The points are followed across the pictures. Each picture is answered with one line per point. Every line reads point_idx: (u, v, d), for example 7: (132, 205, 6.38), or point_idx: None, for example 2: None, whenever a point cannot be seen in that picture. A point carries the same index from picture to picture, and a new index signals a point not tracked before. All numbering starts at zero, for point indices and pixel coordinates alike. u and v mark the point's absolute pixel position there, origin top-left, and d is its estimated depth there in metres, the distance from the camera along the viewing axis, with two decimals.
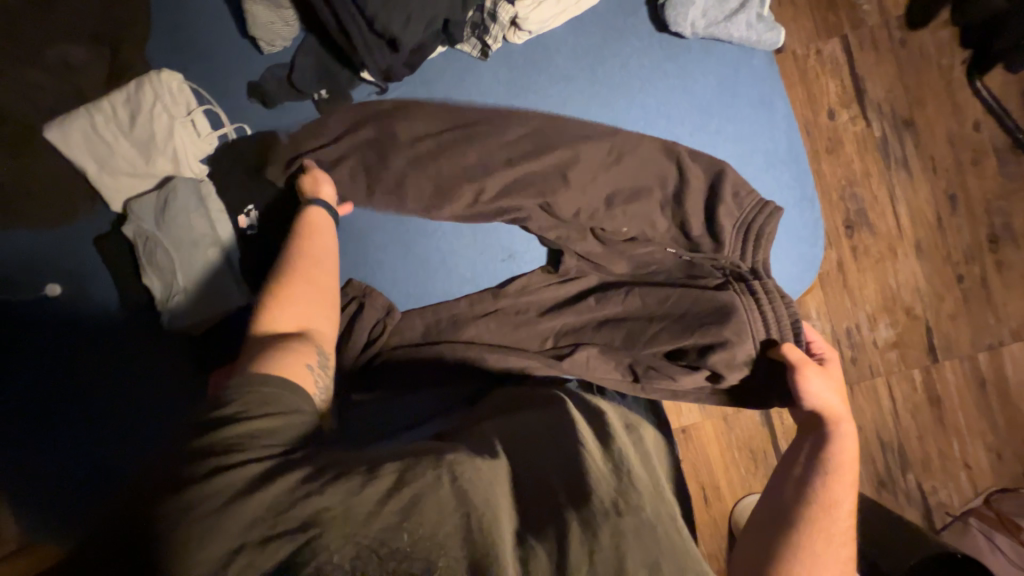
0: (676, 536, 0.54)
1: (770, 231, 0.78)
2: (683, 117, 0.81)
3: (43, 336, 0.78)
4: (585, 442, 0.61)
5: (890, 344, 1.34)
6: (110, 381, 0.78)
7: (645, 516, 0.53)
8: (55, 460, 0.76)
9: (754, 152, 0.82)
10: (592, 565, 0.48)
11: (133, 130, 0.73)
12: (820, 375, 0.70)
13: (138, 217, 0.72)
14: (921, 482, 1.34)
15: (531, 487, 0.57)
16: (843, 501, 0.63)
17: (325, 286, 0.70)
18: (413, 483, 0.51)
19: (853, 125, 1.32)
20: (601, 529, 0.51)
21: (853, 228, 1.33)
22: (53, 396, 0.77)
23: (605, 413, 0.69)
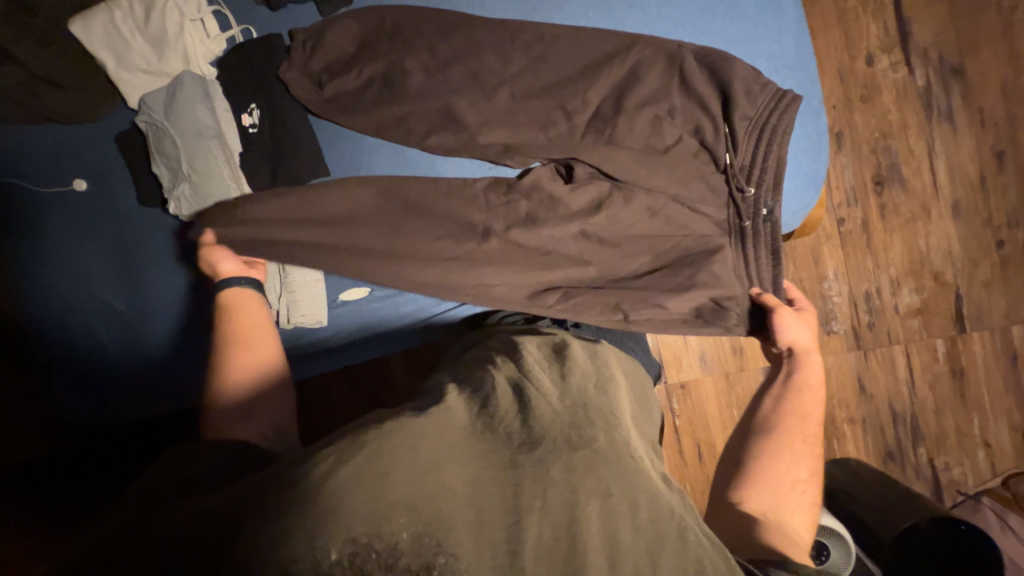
0: (629, 464, 0.51)
1: (783, 135, 0.73)
2: (686, 20, 0.75)
3: (68, 233, 0.83)
4: (536, 382, 0.58)
5: (913, 310, 1.26)
6: (126, 297, 0.84)
7: (598, 449, 0.50)
8: (72, 353, 0.83)
9: (758, 55, 0.76)
10: (544, 503, 0.46)
11: (147, 26, 0.77)
12: (795, 318, 0.75)
13: (149, 109, 0.77)
14: (933, 458, 1.28)
15: (485, 427, 0.53)
16: (813, 411, 0.71)
17: (255, 349, 0.70)
18: (349, 469, 0.45)
19: (894, 71, 1.23)
20: (552, 464, 0.48)
21: (883, 184, 1.25)
22: (71, 282, 0.83)
23: (569, 350, 0.66)
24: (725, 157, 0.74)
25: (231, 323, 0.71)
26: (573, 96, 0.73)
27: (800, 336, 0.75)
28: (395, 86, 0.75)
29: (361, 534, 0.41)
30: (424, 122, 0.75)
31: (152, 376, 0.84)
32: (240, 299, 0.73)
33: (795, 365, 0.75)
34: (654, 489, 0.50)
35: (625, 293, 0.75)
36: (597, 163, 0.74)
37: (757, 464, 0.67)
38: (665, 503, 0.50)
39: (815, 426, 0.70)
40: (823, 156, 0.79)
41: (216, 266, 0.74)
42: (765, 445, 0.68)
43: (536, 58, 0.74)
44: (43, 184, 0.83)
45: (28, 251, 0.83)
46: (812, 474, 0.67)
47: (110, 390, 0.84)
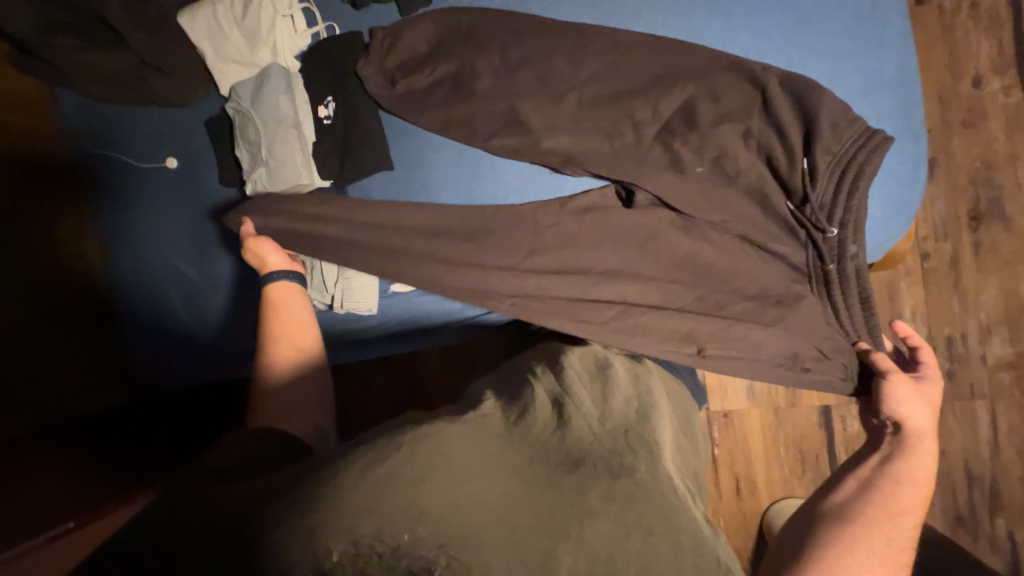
0: (671, 500, 0.49)
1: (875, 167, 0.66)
2: (773, 31, 0.71)
3: (154, 209, 0.91)
4: (577, 400, 0.57)
5: (1005, 363, 1.13)
6: (196, 272, 0.90)
7: (638, 480, 0.49)
8: (146, 318, 0.91)
9: (852, 71, 0.70)
10: (581, 529, 0.45)
11: (244, 20, 0.82)
12: (912, 390, 0.65)
13: (238, 97, 0.83)
14: (1014, 532, 1.13)
15: (523, 438, 0.53)
16: (912, 509, 0.56)
17: (300, 347, 0.73)
18: (384, 467, 0.45)
19: (1006, 95, 1.10)
20: (592, 490, 0.47)
21: (980, 219, 1.12)
22: (152, 254, 0.91)
23: (612, 372, 0.65)
24: (801, 190, 0.68)
25: (278, 320, 0.74)
26: (643, 107, 0.71)
27: (916, 411, 0.64)
28: (464, 86, 0.77)
29: (363, 536, 0.41)
30: (489, 123, 0.76)
31: (214, 346, 0.90)
32: (287, 297, 0.76)
33: (899, 444, 0.62)
34: (698, 528, 0.48)
35: (703, 322, 0.70)
36: (663, 175, 0.70)
37: (822, 556, 0.53)
38: (709, 545, 0.47)
39: (912, 528, 0.56)
40: (918, 183, 0.72)
41: (258, 256, 0.77)
42: (837, 535, 0.55)
43: (609, 66, 0.72)
44: (142, 160, 0.91)
45: (122, 222, 0.91)
46: None
47: (178, 355, 0.91)
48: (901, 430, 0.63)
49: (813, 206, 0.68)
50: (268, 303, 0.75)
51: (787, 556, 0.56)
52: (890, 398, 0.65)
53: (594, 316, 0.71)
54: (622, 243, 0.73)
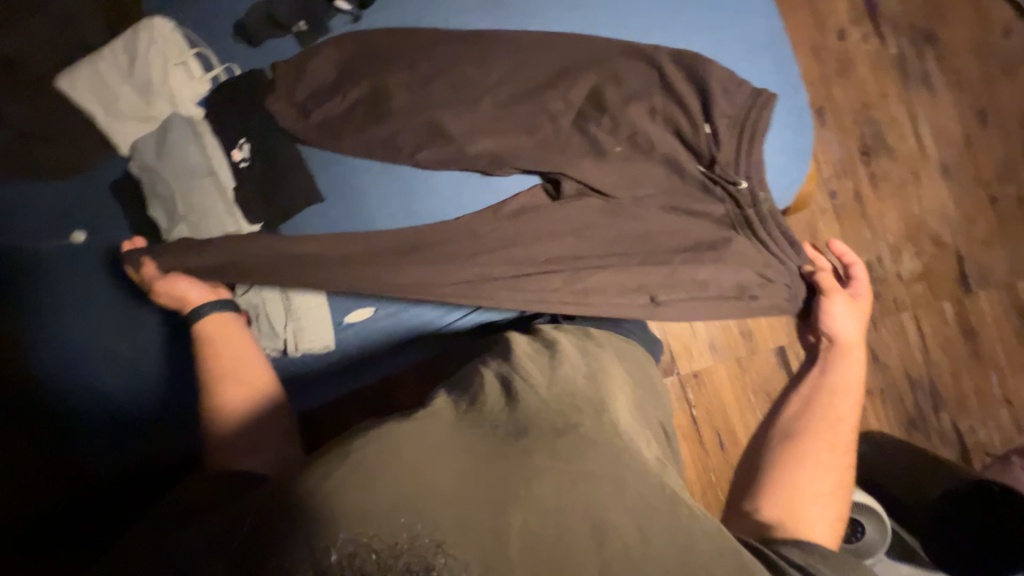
0: (616, 448, 0.51)
1: (766, 124, 0.73)
2: (656, 13, 0.77)
3: (68, 288, 0.83)
4: (524, 373, 0.58)
5: (917, 275, 1.26)
6: (134, 345, 0.84)
7: (583, 435, 0.51)
8: (82, 403, 0.83)
9: (731, 39, 0.77)
10: (532, 492, 0.46)
11: (132, 74, 0.78)
12: (847, 304, 0.78)
13: (141, 154, 0.78)
14: (956, 421, 1.26)
15: (472, 422, 0.53)
16: (847, 416, 0.73)
17: (247, 378, 0.73)
18: (346, 473, 0.45)
19: (866, 42, 1.25)
20: (536, 452, 0.48)
21: (870, 154, 1.26)
22: (75, 336, 0.83)
23: (561, 346, 0.66)
24: (708, 154, 0.74)
25: (215, 359, 0.73)
26: (555, 99, 0.74)
27: (849, 327, 0.79)
28: (380, 106, 0.77)
29: (362, 532, 0.41)
30: (412, 139, 0.76)
31: (169, 418, 0.84)
32: (222, 331, 0.75)
33: (832, 353, 0.80)
34: (642, 470, 0.51)
35: (649, 273, 0.73)
36: (586, 160, 0.74)
37: (783, 466, 0.69)
38: (654, 482, 0.50)
39: (848, 432, 0.72)
40: (807, 129, 0.79)
41: (185, 297, 0.75)
42: (795, 450, 0.71)
43: (516, 66, 0.75)
44: (42, 239, 0.83)
45: (29, 308, 0.82)
46: (838, 486, 0.67)
47: (128, 437, 0.83)
48: (835, 341, 0.80)
49: (721, 164, 0.73)
50: (201, 341, 0.74)
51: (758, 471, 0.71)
52: (831, 315, 0.79)
53: (546, 296, 0.72)
54: (559, 230, 0.74)
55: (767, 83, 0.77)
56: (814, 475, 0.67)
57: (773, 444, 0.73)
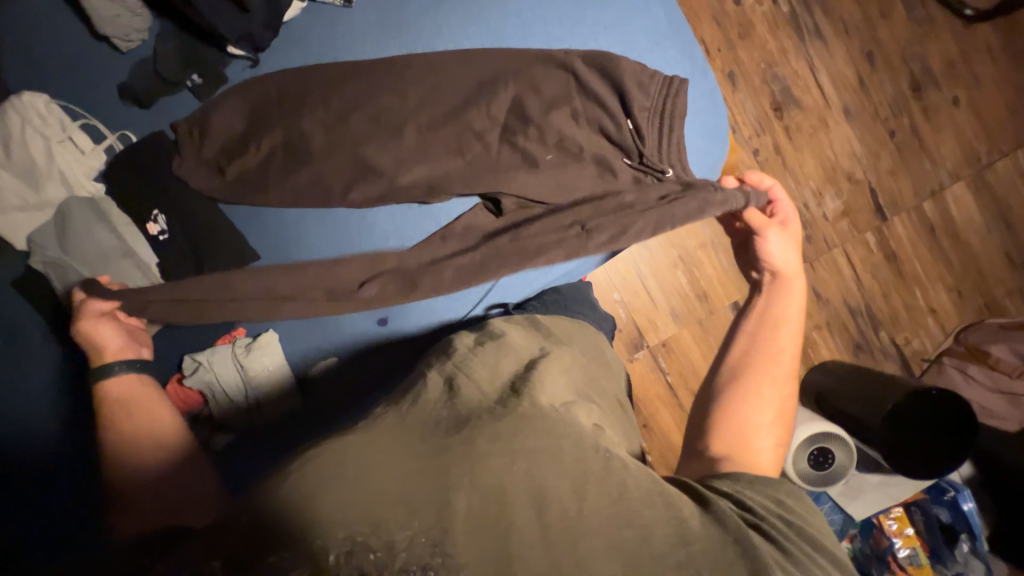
0: (550, 421, 0.54)
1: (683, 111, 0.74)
2: (562, 16, 0.77)
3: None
4: (466, 370, 0.61)
5: (840, 213, 1.37)
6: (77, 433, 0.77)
7: (521, 413, 0.54)
8: (5, 500, 0.74)
9: (636, 33, 0.79)
10: (487, 469, 0.47)
11: (11, 161, 0.70)
12: (780, 236, 0.83)
13: (42, 246, 0.71)
14: (894, 337, 1.40)
15: (418, 420, 0.54)
16: (787, 346, 0.76)
17: (165, 438, 0.69)
18: (313, 482, 0.45)
19: (760, 4, 1.31)
20: (479, 436, 0.50)
21: (781, 109, 1.34)
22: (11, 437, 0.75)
23: (504, 334, 0.70)
24: (633, 148, 0.74)
25: (125, 420, 0.68)
26: (477, 116, 0.73)
27: (786, 258, 0.83)
28: (298, 151, 0.73)
29: (359, 532, 0.42)
30: (341, 181, 0.74)
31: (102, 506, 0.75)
32: (133, 392, 0.70)
33: (773, 285, 0.83)
34: (579, 432, 0.54)
35: (582, 209, 0.72)
36: (517, 171, 0.74)
37: (728, 403, 0.71)
38: (588, 444, 0.53)
39: (789, 360, 0.75)
40: (721, 108, 0.83)
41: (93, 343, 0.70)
42: (737, 385, 0.73)
43: (431, 88, 0.73)
44: None
45: None
46: (779, 415, 0.70)
47: (60, 533, 0.74)
48: (776, 273, 0.83)
49: (649, 156, 0.74)
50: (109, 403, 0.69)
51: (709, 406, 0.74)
52: (766, 248, 0.83)
53: (482, 263, 0.70)
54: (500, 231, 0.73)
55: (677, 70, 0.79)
56: (758, 405, 0.70)
57: (719, 379, 0.75)
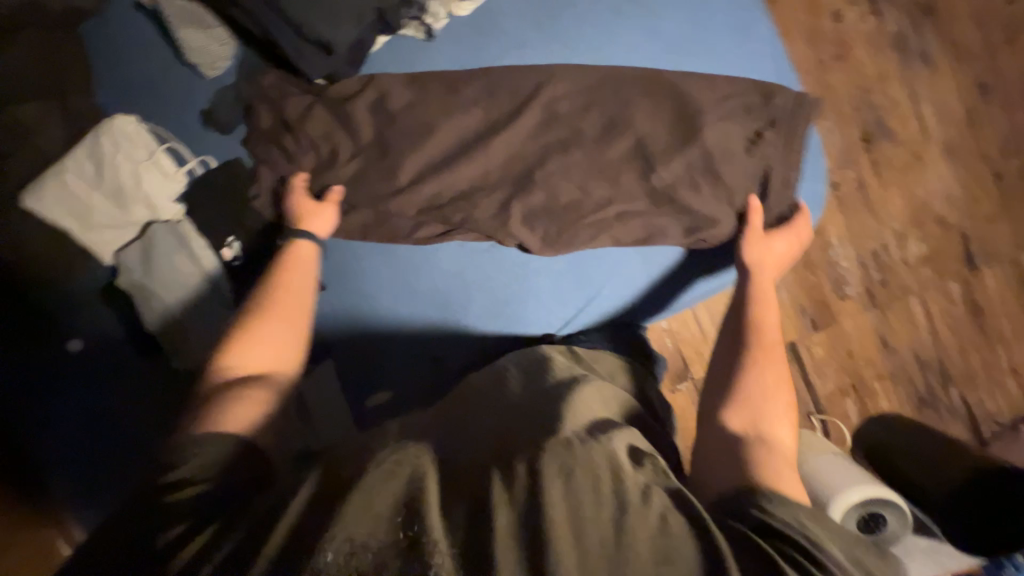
0: (591, 447, 0.44)
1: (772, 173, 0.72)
2: (659, 61, 0.74)
3: (60, 388, 0.78)
4: (512, 388, 0.56)
5: (922, 258, 1.25)
6: (130, 426, 0.78)
7: (563, 437, 0.45)
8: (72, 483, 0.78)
9: (749, 86, 0.73)
10: (516, 489, 0.41)
11: (102, 181, 0.72)
12: (778, 236, 0.70)
13: (126, 270, 0.73)
14: (965, 395, 1.29)
15: (450, 438, 0.49)
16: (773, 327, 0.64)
17: (293, 332, 0.62)
18: (362, 481, 0.41)
19: (862, 22, 1.20)
20: (518, 460, 0.43)
21: (871, 140, 1.22)
22: (75, 426, 0.78)
23: (550, 358, 0.62)
24: (718, 210, 0.71)
25: (283, 272, 0.66)
26: (555, 172, 0.72)
27: (774, 251, 0.70)
28: (371, 184, 0.73)
29: (358, 534, 0.38)
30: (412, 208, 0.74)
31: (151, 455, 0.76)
32: (304, 257, 0.67)
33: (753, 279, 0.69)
34: (622, 455, 0.45)
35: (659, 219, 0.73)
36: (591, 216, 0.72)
37: (734, 395, 0.58)
38: (628, 473, 0.43)
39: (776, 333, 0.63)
40: (822, 175, 0.78)
41: (289, 261, 0.67)
42: (738, 364, 0.61)
43: (512, 130, 0.72)
44: (28, 341, 0.78)
45: (29, 410, 0.78)
46: (786, 413, 0.57)
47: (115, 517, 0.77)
48: (762, 266, 0.69)
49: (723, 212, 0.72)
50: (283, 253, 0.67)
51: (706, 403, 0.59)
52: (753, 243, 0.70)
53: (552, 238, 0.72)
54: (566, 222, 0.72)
55: (786, 127, 0.73)
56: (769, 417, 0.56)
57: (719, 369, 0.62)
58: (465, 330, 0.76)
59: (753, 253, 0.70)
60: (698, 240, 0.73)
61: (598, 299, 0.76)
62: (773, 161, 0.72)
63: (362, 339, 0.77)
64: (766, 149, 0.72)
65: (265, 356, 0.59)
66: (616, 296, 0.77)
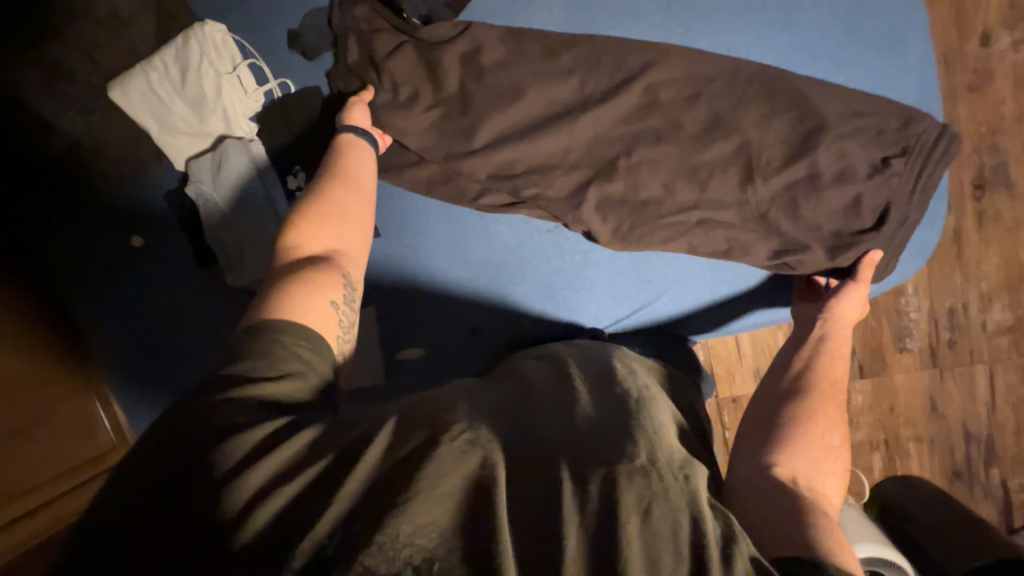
0: (669, 482, 0.42)
1: (880, 206, 0.66)
2: (786, 61, 0.68)
3: (120, 278, 0.82)
4: (577, 383, 0.53)
5: (1003, 327, 1.15)
6: (178, 325, 0.81)
7: (644, 467, 0.42)
8: (122, 366, 0.83)
9: (888, 103, 0.67)
10: (586, 514, 0.39)
11: (184, 87, 0.72)
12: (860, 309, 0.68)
13: (196, 179, 0.74)
14: (1006, 479, 1.20)
15: (512, 427, 0.46)
16: (842, 380, 0.62)
17: (352, 222, 0.62)
18: (425, 472, 0.40)
19: (1014, 51, 1.05)
20: (593, 485, 0.40)
21: (984, 187, 1.09)
22: (128, 314, 0.82)
23: (615, 364, 0.57)
24: (805, 236, 0.67)
25: (335, 166, 0.65)
26: (638, 163, 0.68)
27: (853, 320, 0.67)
28: (446, 139, 0.70)
29: (429, 530, 0.38)
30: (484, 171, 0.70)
31: (193, 353, 0.81)
32: (353, 150, 0.67)
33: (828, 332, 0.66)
34: (699, 501, 0.42)
35: (738, 233, 0.68)
36: (672, 216, 0.68)
37: (788, 438, 0.56)
38: (707, 522, 0.40)
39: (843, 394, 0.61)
40: (937, 221, 0.72)
41: (339, 153, 0.66)
42: (796, 410, 0.59)
43: (605, 110, 0.68)
44: (96, 229, 0.81)
45: (91, 293, 0.82)
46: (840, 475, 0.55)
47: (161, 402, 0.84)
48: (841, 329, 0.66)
49: (813, 238, 0.67)
50: (333, 146, 0.67)
51: (758, 439, 0.58)
52: (844, 302, 0.66)
53: (626, 237, 0.70)
54: (641, 217, 0.69)
55: (916, 152, 0.66)
56: (825, 474, 0.54)
57: (781, 414, 0.59)
58: (514, 307, 0.75)
59: (834, 307, 0.66)
60: (783, 264, 0.69)
61: (654, 304, 0.75)
62: (892, 195, 0.66)
63: (409, 295, 0.76)
64: (877, 181, 0.66)
65: (334, 245, 0.59)
66: (670, 300, 0.75)
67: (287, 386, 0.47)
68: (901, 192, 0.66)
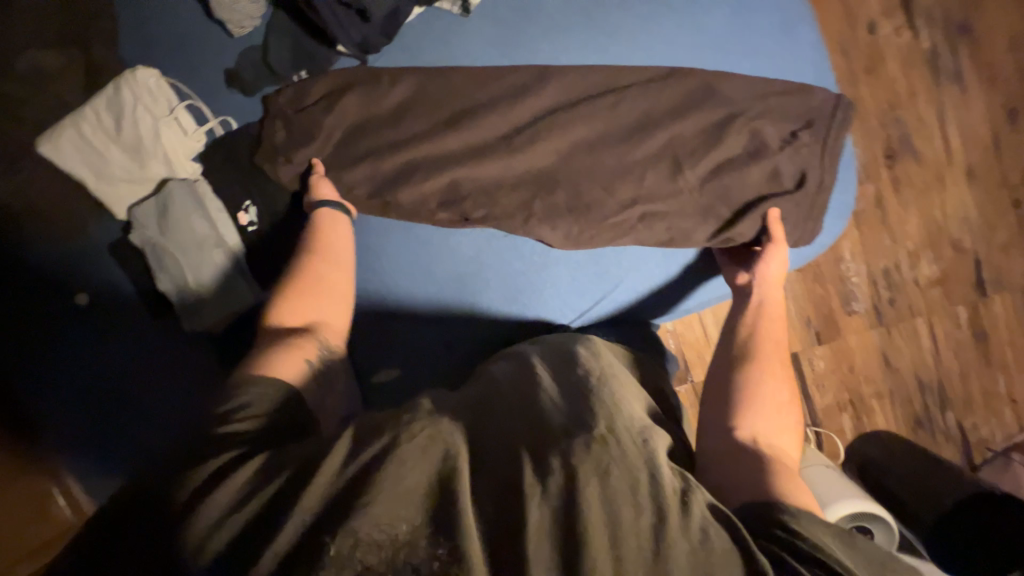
0: (627, 446, 0.44)
1: (799, 176, 0.72)
2: (698, 58, 0.74)
3: (60, 340, 0.77)
4: (538, 370, 0.54)
5: (933, 280, 1.25)
6: (132, 381, 0.77)
7: (602, 437, 0.43)
8: (72, 435, 0.77)
9: (789, 86, 0.74)
10: (550, 489, 0.40)
11: (120, 134, 0.71)
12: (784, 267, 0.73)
13: (140, 225, 0.71)
14: (961, 420, 1.29)
15: (473, 420, 0.47)
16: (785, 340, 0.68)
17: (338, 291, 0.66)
18: (385, 474, 0.40)
19: (897, 35, 1.18)
20: (553, 460, 0.42)
21: (894, 156, 1.21)
22: (75, 377, 0.77)
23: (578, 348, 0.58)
24: (741, 211, 0.72)
25: (318, 240, 0.68)
26: (580, 163, 0.72)
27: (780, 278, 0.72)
28: (395, 159, 0.72)
29: (400, 529, 0.38)
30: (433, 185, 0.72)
31: (151, 408, 0.77)
32: (337, 225, 0.70)
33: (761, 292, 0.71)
34: (657, 461, 0.44)
35: (682, 217, 0.72)
36: (619, 209, 0.72)
37: (745, 399, 0.60)
38: (665, 479, 0.43)
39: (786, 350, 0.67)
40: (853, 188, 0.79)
41: (321, 227, 0.69)
42: (750, 373, 0.63)
43: (543, 118, 0.72)
44: (29, 291, 0.76)
45: (28, 362, 0.77)
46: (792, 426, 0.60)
47: (117, 468, 0.77)
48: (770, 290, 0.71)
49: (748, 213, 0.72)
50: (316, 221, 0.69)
51: (718, 403, 0.61)
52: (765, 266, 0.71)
53: (577, 237, 0.72)
54: (590, 213, 0.72)
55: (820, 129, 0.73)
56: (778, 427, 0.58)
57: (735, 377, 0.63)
58: (484, 314, 0.76)
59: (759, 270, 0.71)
60: (726, 240, 0.73)
61: (615, 294, 0.78)
62: (807, 165, 0.73)
63: (376, 316, 0.76)
64: (794, 154, 0.72)
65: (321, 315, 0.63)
66: (631, 288, 0.78)
67: (254, 418, 0.49)
68: (817, 164, 0.73)
